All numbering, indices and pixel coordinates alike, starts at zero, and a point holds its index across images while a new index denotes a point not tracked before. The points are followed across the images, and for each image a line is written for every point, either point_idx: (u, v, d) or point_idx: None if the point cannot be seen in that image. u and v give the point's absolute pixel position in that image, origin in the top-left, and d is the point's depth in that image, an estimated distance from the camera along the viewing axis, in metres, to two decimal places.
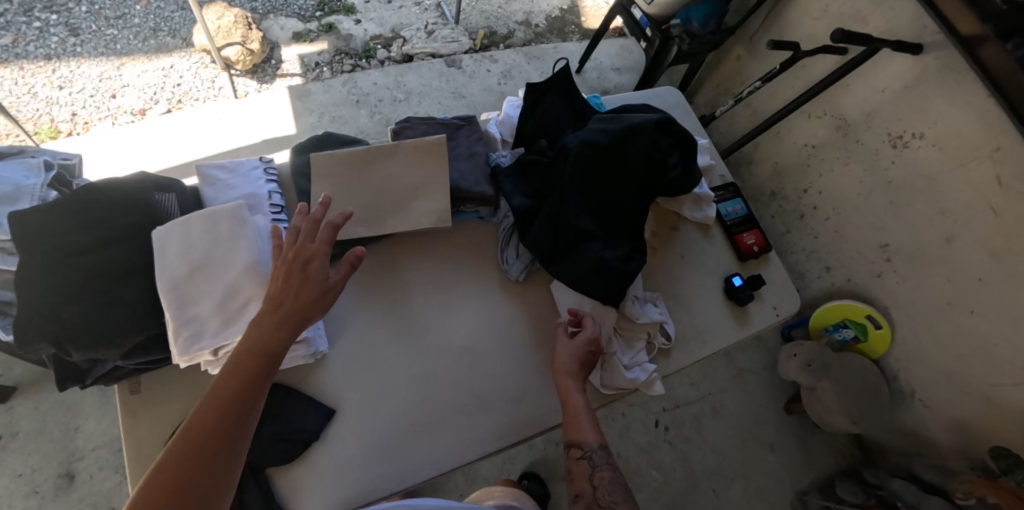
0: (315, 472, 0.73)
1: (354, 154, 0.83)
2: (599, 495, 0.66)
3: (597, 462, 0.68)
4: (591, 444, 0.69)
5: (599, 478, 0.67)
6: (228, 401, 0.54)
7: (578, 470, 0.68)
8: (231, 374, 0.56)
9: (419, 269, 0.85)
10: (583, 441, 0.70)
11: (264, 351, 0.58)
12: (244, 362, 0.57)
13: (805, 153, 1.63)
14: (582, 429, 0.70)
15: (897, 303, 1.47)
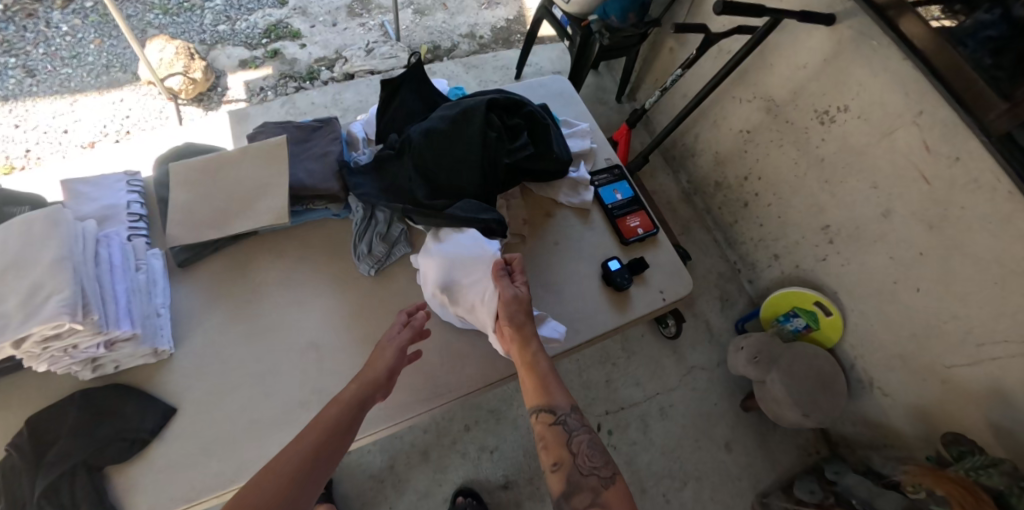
0: (149, 471, 0.72)
1: (206, 162, 0.87)
2: (578, 461, 0.70)
3: (573, 426, 0.72)
4: (563, 408, 0.74)
5: (577, 443, 0.71)
6: (316, 445, 0.65)
7: (555, 436, 0.72)
8: (319, 425, 0.68)
9: (273, 268, 0.88)
10: (555, 406, 0.74)
11: (353, 409, 0.70)
12: (331, 413, 0.69)
13: (741, 139, 1.57)
14: (555, 397, 0.74)
15: (844, 287, 1.39)
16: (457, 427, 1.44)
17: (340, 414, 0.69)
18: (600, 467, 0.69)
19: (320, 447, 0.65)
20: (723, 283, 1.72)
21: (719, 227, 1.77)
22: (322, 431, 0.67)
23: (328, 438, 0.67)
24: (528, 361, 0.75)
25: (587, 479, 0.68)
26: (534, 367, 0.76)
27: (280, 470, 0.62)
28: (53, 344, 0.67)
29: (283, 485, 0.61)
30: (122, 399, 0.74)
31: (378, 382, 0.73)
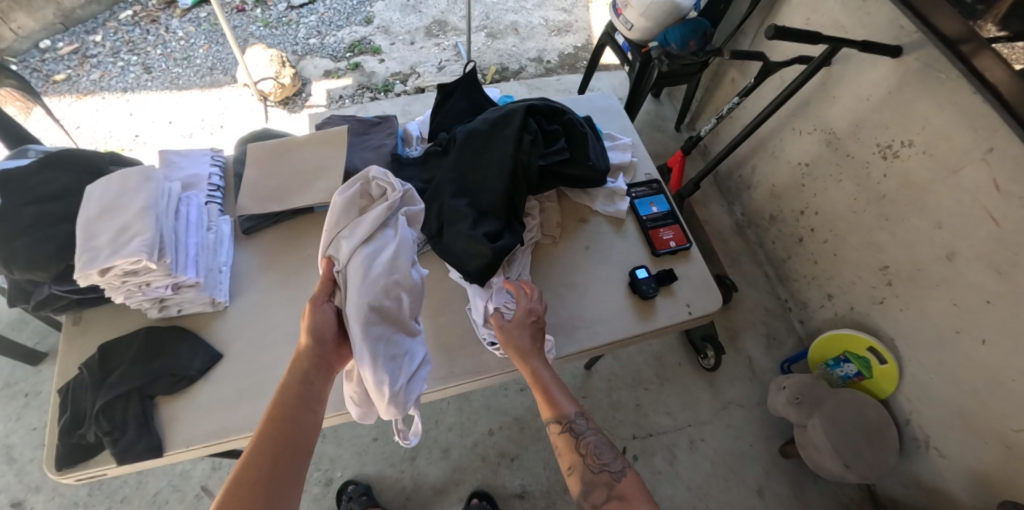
0: (191, 406, 0.81)
1: (276, 146, 0.98)
2: (588, 460, 0.71)
3: (581, 430, 0.74)
4: (570, 415, 0.75)
5: (586, 443, 0.72)
6: (279, 434, 0.63)
7: (564, 442, 0.73)
8: (277, 412, 0.65)
9: (320, 244, 0.96)
10: (562, 414, 0.75)
11: (304, 389, 0.68)
12: (284, 400, 0.66)
13: (799, 172, 1.52)
14: (559, 405, 0.75)
15: (901, 333, 1.29)
16: (480, 430, 1.39)
17: (286, 396, 0.66)
18: (611, 462, 0.71)
19: (282, 434, 0.63)
20: (771, 320, 1.64)
21: (770, 262, 1.70)
22: (282, 415, 0.65)
23: (288, 425, 0.64)
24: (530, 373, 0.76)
25: (602, 477, 0.70)
26: (536, 382, 0.76)
27: (260, 459, 0.60)
28: (131, 279, 0.78)
29: (263, 475, 0.59)
30: (179, 339, 0.84)
31: (313, 359, 0.70)
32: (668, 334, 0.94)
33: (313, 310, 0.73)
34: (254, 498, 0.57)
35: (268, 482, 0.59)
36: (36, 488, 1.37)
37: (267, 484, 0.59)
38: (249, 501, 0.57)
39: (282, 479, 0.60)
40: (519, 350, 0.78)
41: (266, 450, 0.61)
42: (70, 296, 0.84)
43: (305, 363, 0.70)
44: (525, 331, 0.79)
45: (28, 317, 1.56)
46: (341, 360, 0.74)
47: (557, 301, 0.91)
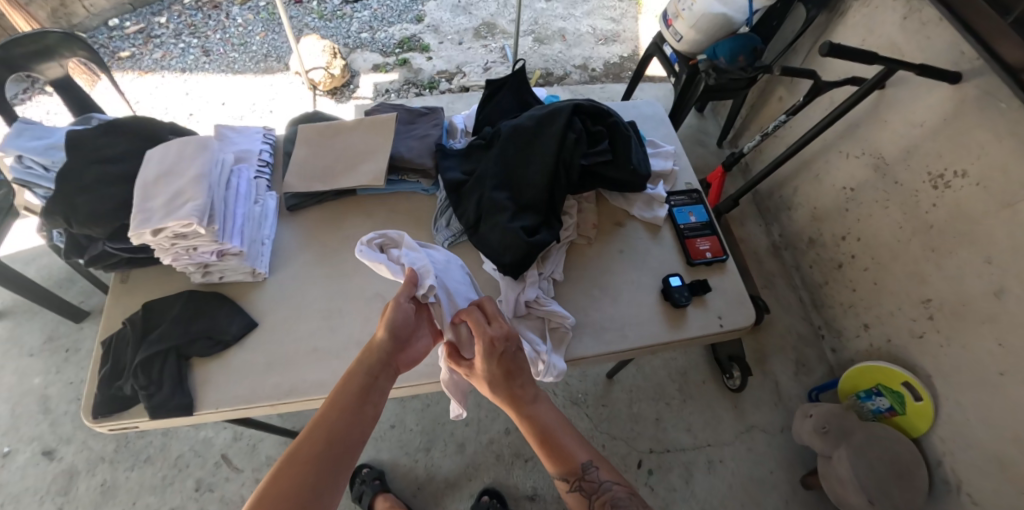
0: (224, 370, 0.83)
1: (327, 128, 1.01)
2: None
3: (596, 487, 0.67)
4: (582, 468, 0.69)
5: (602, 502, 0.66)
6: (334, 424, 0.64)
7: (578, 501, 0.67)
8: (337, 400, 0.66)
9: (359, 226, 0.97)
10: (573, 468, 0.69)
11: (366, 383, 0.69)
12: (344, 389, 0.67)
13: (843, 197, 1.48)
14: (569, 459, 0.70)
15: (940, 370, 1.24)
16: (497, 428, 1.38)
17: (349, 386, 0.68)
18: None
19: (336, 424, 0.64)
20: (802, 346, 1.60)
21: (806, 287, 1.66)
22: (343, 404, 0.66)
23: (344, 415, 0.65)
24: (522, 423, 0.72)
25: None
26: (531, 428, 0.71)
27: (311, 445, 0.61)
28: (180, 242, 0.81)
29: (313, 460, 0.60)
30: (219, 304, 0.87)
31: (382, 355, 0.72)
32: (697, 345, 0.92)
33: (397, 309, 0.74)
34: (299, 486, 0.58)
35: (315, 468, 0.59)
36: (67, 440, 1.44)
37: (315, 471, 0.59)
38: (293, 483, 0.58)
39: (331, 468, 0.60)
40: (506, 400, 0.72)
41: (321, 436, 0.62)
42: (122, 253, 0.88)
43: (373, 357, 0.71)
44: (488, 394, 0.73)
45: (75, 277, 1.64)
46: (410, 360, 0.76)
47: (587, 302, 0.90)
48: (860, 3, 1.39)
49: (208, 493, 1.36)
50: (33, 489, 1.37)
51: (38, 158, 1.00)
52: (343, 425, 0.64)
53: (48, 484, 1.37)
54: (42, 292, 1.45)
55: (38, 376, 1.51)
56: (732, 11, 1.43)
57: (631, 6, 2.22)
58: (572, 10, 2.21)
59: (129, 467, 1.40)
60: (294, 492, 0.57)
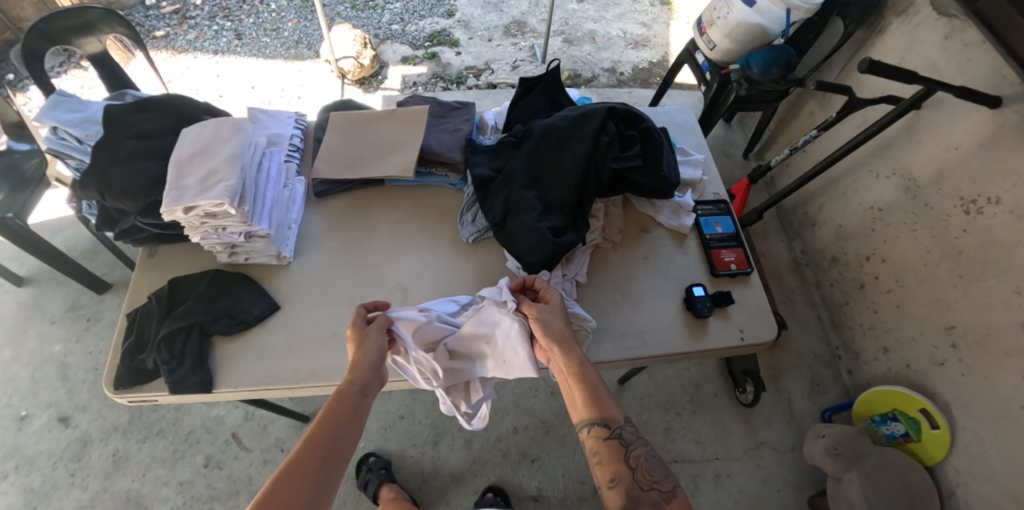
0: (245, 349, 0.83)
1: (358, 117, 1.01)
2: (638, 476, 0.65)
3: (630, 440, 0.68)
4: (618, 421, 0.69)
5: (635, 456, 0.67)
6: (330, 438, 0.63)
7: (610, 451, 0.67)
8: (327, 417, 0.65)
9: (384, 215, 0.97)
10: (609, 419, 0.69)
11: (355, 402, 0.68)
12: (335, 408, 0.66)
13: (870, 217, 1.46)
14: (606, 407, 0.69)
15: (959, 399, 1.22)
16: (505, 427, 1.38)
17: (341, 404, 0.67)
18: (662, 481, 0.64)
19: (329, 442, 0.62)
20: (818, 366, 1.57)
21: (826, 306, 1.64)
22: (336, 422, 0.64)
23: (336, 433, 0.64)
24: (576, 364, 0.72)
25: (650, 495, 0.63)
26: (583, 374, 0.71)
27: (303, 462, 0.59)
28: (209, 222, 0.81)
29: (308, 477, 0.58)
30: (243, 283, 0.87)
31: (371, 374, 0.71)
32: (717, 357, 0.91)
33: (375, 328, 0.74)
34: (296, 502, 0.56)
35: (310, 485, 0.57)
36: (83, 408, 1.46)
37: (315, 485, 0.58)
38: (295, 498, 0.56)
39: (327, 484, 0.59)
40: (563, 341, 0.74)
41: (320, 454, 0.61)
42: (152, 229, 0.88)
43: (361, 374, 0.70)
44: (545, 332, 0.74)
45: (100, 249, 1.67)
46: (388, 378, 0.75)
47: (608, 306, 0.90)
48: (901, 21, 1.36)
49: (217, 470, 1.37)
50: (48, 453, 1.40)
51: (72, 131, 1.02)
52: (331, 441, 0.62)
53: (62, 450, 1.40)
54: (66, 262, 1.48)
55: (59, 344, 1.54)
56: (768, 21, 1.41)
57: (664, 11, 2.20)
58: (603, 13, 2.20)
59: (141, 439, 1.42)
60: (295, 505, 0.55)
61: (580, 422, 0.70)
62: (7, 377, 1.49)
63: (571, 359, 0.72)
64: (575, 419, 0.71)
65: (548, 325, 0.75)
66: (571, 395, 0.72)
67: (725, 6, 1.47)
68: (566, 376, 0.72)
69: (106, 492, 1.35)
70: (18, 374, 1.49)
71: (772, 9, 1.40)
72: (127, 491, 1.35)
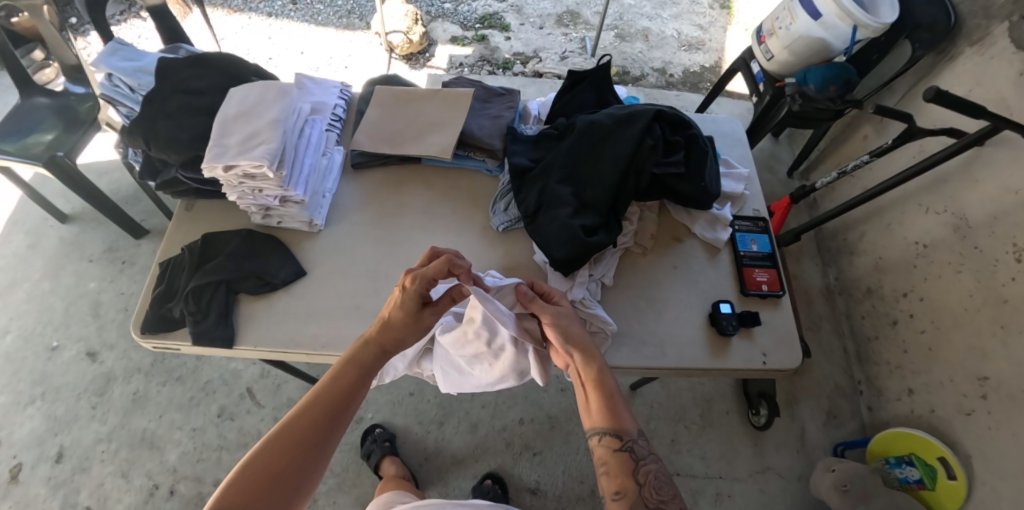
0: (268, 310, 0.82)
1: (402, 93, 0.99)
2: (645, 492, 0.64)
3: (641, 454, 0.66)
4: (631, 433, 0.68)
5: (645, 472, 0.65)
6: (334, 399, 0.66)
7: (619, 462, 0.66)
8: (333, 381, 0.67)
9: (418, 193, 0.94)
10: (623, 430, 0.68)
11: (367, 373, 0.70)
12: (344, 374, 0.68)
13: (913, 252, 1.40)
14: (621, 418, 0.68)
15: (983, 452, 1.17)
16: (511, 417, 1.38)
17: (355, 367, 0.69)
18: (667, 501, 0.63)
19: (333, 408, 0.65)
20: (837, 398, 1.53)
21: (853, 338, 1.59)
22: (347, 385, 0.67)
23: (342, 403, 0.66)
24: (594, 372, 0.71)
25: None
26: (599, 381, 0.71)
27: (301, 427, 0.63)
28: (247, 183, 0.79)
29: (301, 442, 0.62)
30: (274, 245, 0.86)
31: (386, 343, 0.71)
32: (735, 378, 0.89)
33: (413, 300, 0.71)
34: (279, 468, 0.60)
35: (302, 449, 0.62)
36: (110, 346, 1.53)
37: (306, 452, 0.62)
38: (280, 465, 0.60)
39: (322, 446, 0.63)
40: (584, 348, 0.73)
41: (318, 416, 0.64)
42: (191, 184, 0.87)
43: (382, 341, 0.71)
44: (564, 336, 0.73)
45: (142, 195, 1.72)
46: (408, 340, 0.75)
47: (631, 311, 0.88)
48: (975, 50, 1.29)
49: (228, 422, 1.42)
50: (76, 384, 1.47)
51: (126, 79, 1.04)
52: (331, 408, 0.65)
53: (89, 382, 1.47)
54: (108, 205, 1.53)
55: (94, 282, 1.60)
56: (831, 38, 1.38)
57: (722, 15, 2.12)
58: (660, 11, 2.14)
59: (161, 382, 1.47)
60: (279, 470, 0.60)
61: (594, 430, 0.69)
62: (44, 307, 1.58)
63: (590, 364, 0.71)
64: (588, 427, 0.70)
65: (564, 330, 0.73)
66: (587, 401, 0.72)
67: (788, 15, 1.43)
68: (584, 380, 0.72)
69: (124, 428, 1.42)
70: (56, 306, 1.57)
71: (837, 25, 1.36)
72: (142, 430, 1.41)
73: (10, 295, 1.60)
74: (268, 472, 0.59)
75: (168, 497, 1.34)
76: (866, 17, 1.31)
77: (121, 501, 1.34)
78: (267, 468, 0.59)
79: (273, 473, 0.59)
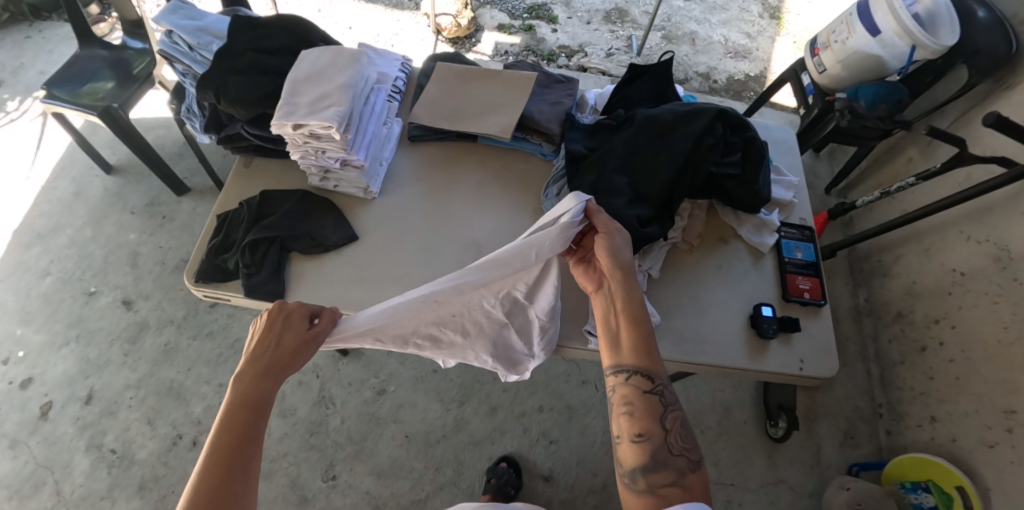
0: (318, 270, 0.83)
1: (463, 71, 1.00)
2: (670, 439, 0.62)
3: (669, 400, 0.65)
4: (661, 377, 0.66)
5: (671, 419, 0.64)
6: (234, 436, 0.56)
7: (647, 404, 0.63)
8: (228, 428, 0.56)
9: (472, 170, 0.95)
10: (654, 371, 0.66)
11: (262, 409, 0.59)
12: (235, 420, 0.57)
13: (950, 279, 1.39)
14: (653, 359, 0.66)
15: (1002, 486, 1.16)
16: (531, 403, 1.40)
17: (244, 395, 0.59)
18: (691, 450, 0.62)
19: (233, 457, 0.55)
20: (856, 419, 1.52)
21: (878, 361, 1.57)
22: (242, 415, 0.58)
23: (243, 447, 0.56)
24: (634, 298, 0.69)
25: (675, 461, 0.61)
26: (636, 311, 0.69)
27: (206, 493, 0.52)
28: (311, 143, 0.80)
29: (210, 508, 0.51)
30: (329, 209, 0.87)
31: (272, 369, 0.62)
32: (768, 381, 0.89)
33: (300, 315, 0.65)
34: None
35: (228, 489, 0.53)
36: (145, 296, 1.56)
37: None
38: None
39: (242, 484, 0.54)
40: (629, 274, 0.71)
41: (227, 457, 0.55)
42: (253, 140, 0.88)
43: (267, 364, 0.62)
44: (613, 262, 0.72)
45: (185, 153, 1.76)
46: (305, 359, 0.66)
47: (673, 305, 0.89)
48: None
49: None
50: (110, 330, 1.52)
51: (185, 36, 1.08)
52: (237, 453, 0.55)
53: (122, 330, 1.51)
54: (155, 159, 1.56)
55: (133, 233, 1.64)
56: (888, 56, 1.37)
57: (771, 26, 2.10)
58: (708, 16, 2.13)
59: (192, 336, 1.51)
60: None
61: (621, 367, 0.66)
62: (84, 253, 1.63)
63: (633, 292, 0.70)
64: (613, 362, 0.67)
65: (615, 253, 0.72)
66: (616, 335, 0.68)
67: (845, 30, 1.42)
68: (619, 310, 0.69)
69: (153, 377, 1.46)
70: (96, 253, 1.62)
71: (895, 43, 1.35)
72: (170, 380, 1.45)
73: (54, 238, 1.65)
74: None
75: (191, 447, 1.38)
76: (927, 39, 1.29)
77: (145, 446, 1.39)
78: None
79: None
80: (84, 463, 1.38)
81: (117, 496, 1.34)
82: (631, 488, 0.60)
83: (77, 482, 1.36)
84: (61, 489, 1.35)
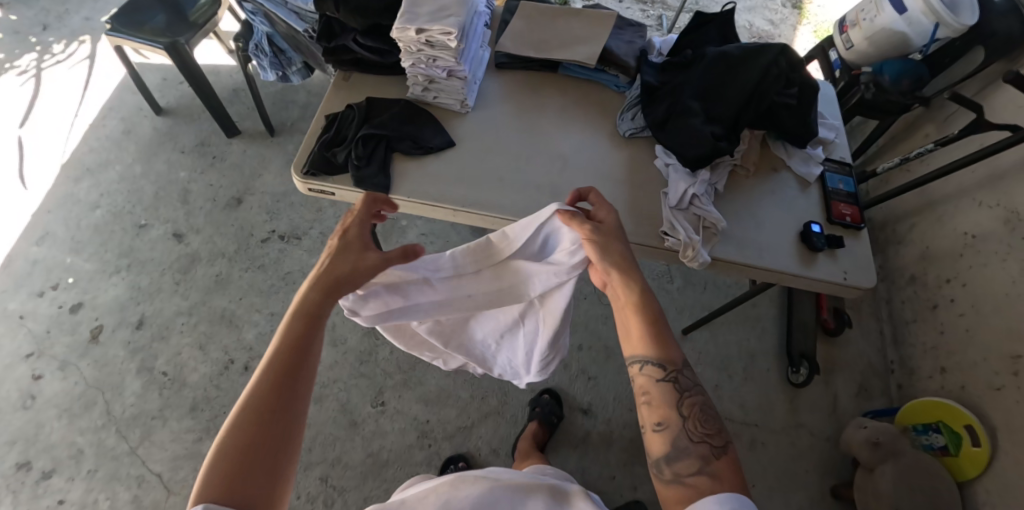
0: (419, 169, 0.91)
1: (546, 7, 1.08)
2: (689, 426, 0.60)
3: (685, 385, 0.63)
4: (676, 363, 0.64)
5: (689, 404, 0.62)
6: (290, 340, 0.58)
7: (660, 392, 0.63)
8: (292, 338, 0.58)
9: (552, 95, 1.04)
10: (669, 359, 0.64)
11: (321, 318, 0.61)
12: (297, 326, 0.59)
13: (962, 242, 1.49)
14: (666, 347, 0.64)
15: (1009, 425, 1.26)
16: (571, 342, 1.48)
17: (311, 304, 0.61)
18: (713, 435, 0.60)
19: (294, 365, 0.56)
20: (870, 374, 1.63)
21: (891, 321, 1.69)
22: (302, 331, 0.59)
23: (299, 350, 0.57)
24: (629, 288, 0.66)
25: (697, 447, 0.59)
26: (640, 303, 0.66)
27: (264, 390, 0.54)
28: (427, 51, 0.87)
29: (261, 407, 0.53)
30: (427, 121, 0.94)
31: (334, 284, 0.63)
32: (814, 292, 0.98)
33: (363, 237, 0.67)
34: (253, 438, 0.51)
35: (281, 422, 0.53)
36: (195, 231, 1.61)
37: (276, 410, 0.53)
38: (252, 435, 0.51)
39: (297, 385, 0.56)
40: (621, 265, 0.68)
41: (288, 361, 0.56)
42: (361, 54, 0.96)
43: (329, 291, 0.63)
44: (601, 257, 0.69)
45: (234, 100, 1.81)
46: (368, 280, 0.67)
47: (734, 220, 0.98)
48: None
49: None
50: (160, 260, 1.56)
51: None
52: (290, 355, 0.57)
53: (172, 261, 1.56)
54: (210, 99, 1.62)
55: (184, 172, 1.69)
56: (913, 33, 1.46)
57: (793, 14, 2.22)
58: None
59: (243, 268, 1.56)
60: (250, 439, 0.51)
61: (635, 357, 0.66)
62: (135, 189, 1.67)
63: (630, 285, 0.67)
64: (630, 354, 0.67)
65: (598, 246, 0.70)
66: (626, 328, 0.68)
67: (874, 8, 1.53)
68: (624, 303, 0.67)
69: (204, 305, 1.50)
70: (145, 188, 1.67)
71: (921, 20, 1.43)
72: (222, 308, 1.50)
73: (102, 173, 1.69)
74: (244, 450, 0.50)
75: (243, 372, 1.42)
76: (948, 16, 1.37)
77: (197, 370, 1.43)
78: (240, 451, 0.50)
79: (249, 450, 0.50)
80: (135, 385, 1.41)
81: (169, 415, 1.38)
82: (660, 478, 0.58)
83: (128, 402, 1.39)
84: (112, 408, 1.38)
